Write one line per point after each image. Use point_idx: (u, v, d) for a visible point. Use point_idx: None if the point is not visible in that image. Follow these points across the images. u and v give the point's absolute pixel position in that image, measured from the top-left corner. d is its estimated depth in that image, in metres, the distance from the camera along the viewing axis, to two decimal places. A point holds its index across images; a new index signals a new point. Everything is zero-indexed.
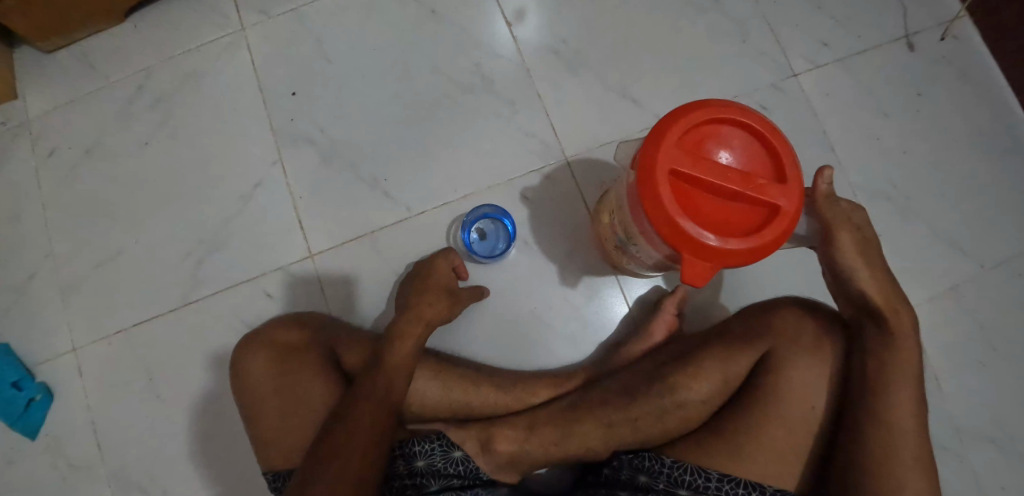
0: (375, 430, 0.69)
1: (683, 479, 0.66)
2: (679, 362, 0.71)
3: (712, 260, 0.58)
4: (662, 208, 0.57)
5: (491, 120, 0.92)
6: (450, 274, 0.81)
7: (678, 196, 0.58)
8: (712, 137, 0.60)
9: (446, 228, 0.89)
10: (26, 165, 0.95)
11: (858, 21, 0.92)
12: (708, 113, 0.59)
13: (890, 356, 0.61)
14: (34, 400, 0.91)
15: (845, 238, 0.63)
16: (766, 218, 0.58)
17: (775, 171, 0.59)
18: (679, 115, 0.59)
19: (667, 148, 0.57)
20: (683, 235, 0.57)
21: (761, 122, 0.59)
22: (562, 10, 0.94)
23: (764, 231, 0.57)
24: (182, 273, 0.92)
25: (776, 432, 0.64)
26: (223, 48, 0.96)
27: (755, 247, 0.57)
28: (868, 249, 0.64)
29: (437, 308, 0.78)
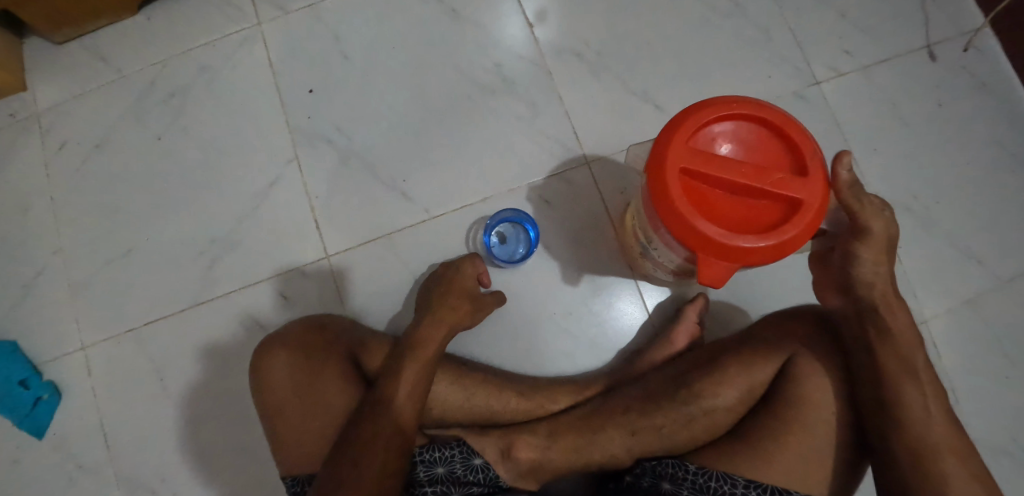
0: (398, 435, 0.69)
1: (709, 485, 0.65)
2: (703, 368, 0.71)
3: (730, 260, 0.57)
4: (675, 208, 0.56)
5: (511, 122, 0.91)
6: (474, 278, 0.81)
7: (691, 197, 0.58)
8: (722, 134, 0.59)
9: (466, 231, 0.88)
10: (35, 159, 0.93)
11: (880, 29, 0.92)
12: (720, 112, 0.59)
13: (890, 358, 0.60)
14: (41, 399, 0.89)
15: (875, 225, 0.61)
16: (787, 213, 0.57)
17: (794, 163, 0.58)
18: (685, 114, 0.59)
19: (677, 148, 0.57)
20: (698, 235, 0.56)
21: (775, 114, 0.59)
22: (584, 11, 0.93)
23: (787, 226, 0.56)
24: (194, 272, 0.91)
25: (805, 439, 0.63)
26: (239, 43, 0.94)
27: (776, 245, 0.56)
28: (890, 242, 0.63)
29: (459, 312, 0.78)
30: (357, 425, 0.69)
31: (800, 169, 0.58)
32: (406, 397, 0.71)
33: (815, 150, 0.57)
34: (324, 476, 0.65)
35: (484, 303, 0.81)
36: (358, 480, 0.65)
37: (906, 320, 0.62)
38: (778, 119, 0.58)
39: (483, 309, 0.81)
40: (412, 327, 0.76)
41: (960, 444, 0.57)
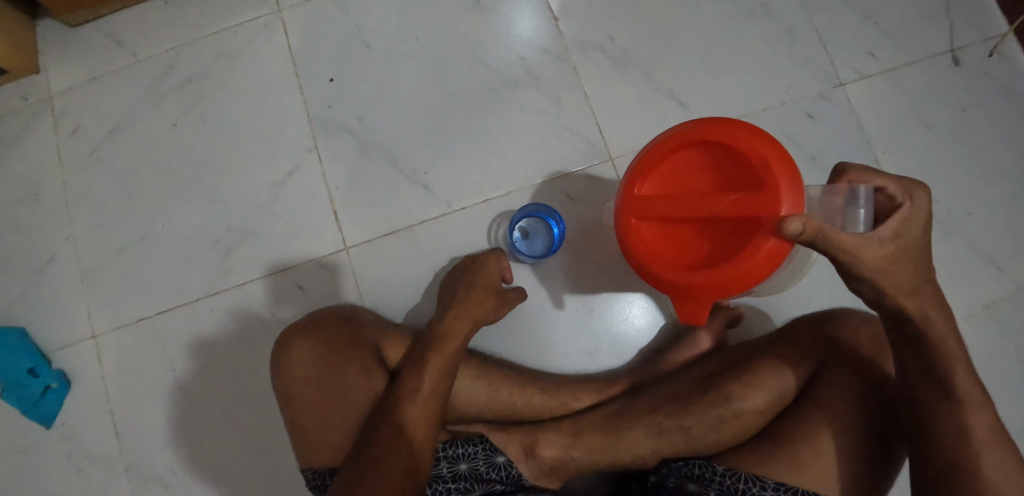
0: (425, 434, 0.68)
1: (737, 487, 0.65)
2: (733, 371, 0.71)
3: (701, 295, 0.60)
4: (635, 257, 0.62)
5: (534, 116, 0.90)
6: (498, 273, 0.80)
7: (659, 240, 0.62)
8: (680, 169, 0.62)
9: (488, 225, 0.88)
10: (47, 143, 0.91)
11: (905, 32, 0.91)
12: (666, 150, 0.62)
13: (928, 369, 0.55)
14: (50, 388, 0.87)
15: (867, 266, 0.52)
16: (752, 232, 0.57)
17: (754, 176, 0.57)
18: (636, 163, 0.63)
19: (628, 202, 0.63)
20: (658, 279, 0.61)
21: (722, 132, 0.59)
22: (610, 6, 0.92)
23: (752, 247, 0.56)
24: (209, 262, 0.89)
25: (837, 442, 0.62)
26: (259, 29, 0.92)
27: (743, 269, 0.56)
28: (902, 263, 0.53)
29: (483, 306, 0.77)
30: (380, 421, 0.69)
31: (759, 181, 0.57)
32: (429, 394, 0.70)
33: (767, 158, 0.56)
34: (347, 470, 0.65)
35: (510, 300, 0.80)
36: (379, 477, 0.64)
37: (948, 325, 0.55)
38: (725, 137, 0.59)
39: (511, 305, 0.81)
40: (436, 321, 0.75)
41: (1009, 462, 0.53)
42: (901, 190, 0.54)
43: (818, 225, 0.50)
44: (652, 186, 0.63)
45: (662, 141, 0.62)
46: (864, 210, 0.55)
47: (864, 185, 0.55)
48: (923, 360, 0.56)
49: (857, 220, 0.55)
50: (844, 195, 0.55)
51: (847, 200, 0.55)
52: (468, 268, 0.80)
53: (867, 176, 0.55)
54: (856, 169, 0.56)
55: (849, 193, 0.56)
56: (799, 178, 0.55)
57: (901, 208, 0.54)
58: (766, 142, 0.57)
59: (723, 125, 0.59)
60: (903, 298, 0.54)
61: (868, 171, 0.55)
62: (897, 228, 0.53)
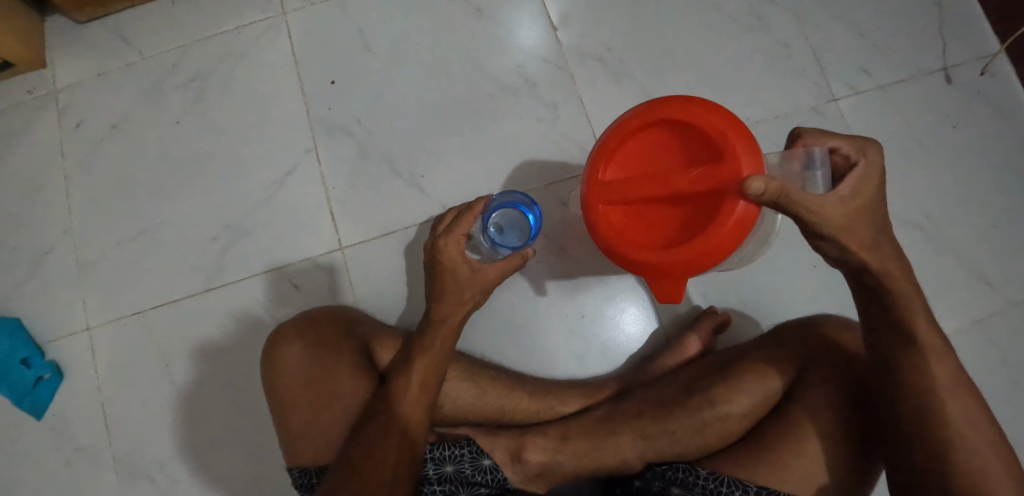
0: (410, 434, 0.68)
1: (719, 491, 0.68)
2: (718, 376, 0.74)
3: (676, 272, 0.60)
4: (605, 242, 0.62)
5: (531, 123, 0.91)
6: (463, 260, 0.69)
7: (628, 224, 0.62)
8: (642, 151, 0.62)
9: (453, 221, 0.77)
10: (51, 137, 0.93)
11: (899, 50, 0.93)
12: (625, 131, 0.62)
13: (898, 362, 0.55)
14: (42, 378, 0.88)
15: (830, 224, 0.53)
16: (718, 203, 0.57)
17: (712, 148, 0.58)
18: (599, 148, 0.63)
19: (594, 188, 0.62)
20: (631, 260, 0.61)
21: (678, 111, 0.59)
22: (608, 18, 0.94)
23: (719, 218, 0.56)
24: (205, 258, 0.90)
25: (814, 449, 0.65)
26: (263, 31, 0.94)
27: (713, 241, 0.56)
28: (865, 220, 0.54)
29: (454, 296, 0.70)
30: (367, 422, 0.69)
31: (718, 153, 0.57)
32: (418, 396, 0.69)
33: (723, 128, 0.56)
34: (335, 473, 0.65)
35: (489, 279, 0.70)
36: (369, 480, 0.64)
37: (925, 318, 0.55)
38: (682, 113, 0.59)
39: (492, 284, 0.71)
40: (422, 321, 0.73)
41: (986, 446, 0.52)
42: (853, 149, 0.56)
43: (777, 185, 0.51)
44: (615, 170, 0.63)
45: (620, 125, 0.62)
46: (821, 173, 0.56)
47: (820, 147, 0.56)
48: (889, 355, 0.56)
49: (816, 184, 0.56)
50: (801, 158, 0.57)
51: (806, 163, 0.56)
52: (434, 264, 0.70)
53: (821, 138, 0.57)
54: (811, 132, 0.58)
55: (806, 157, 0.57)
56: (754, 145, 0.56)
57: (857, 166, 0.55)
58: (720, 113, 0.57)
59: (678, 101, 0.59)
60: (864, 254, 0.54)
61: (822, 133, 0.57)
62: (856, 185, 0.54)
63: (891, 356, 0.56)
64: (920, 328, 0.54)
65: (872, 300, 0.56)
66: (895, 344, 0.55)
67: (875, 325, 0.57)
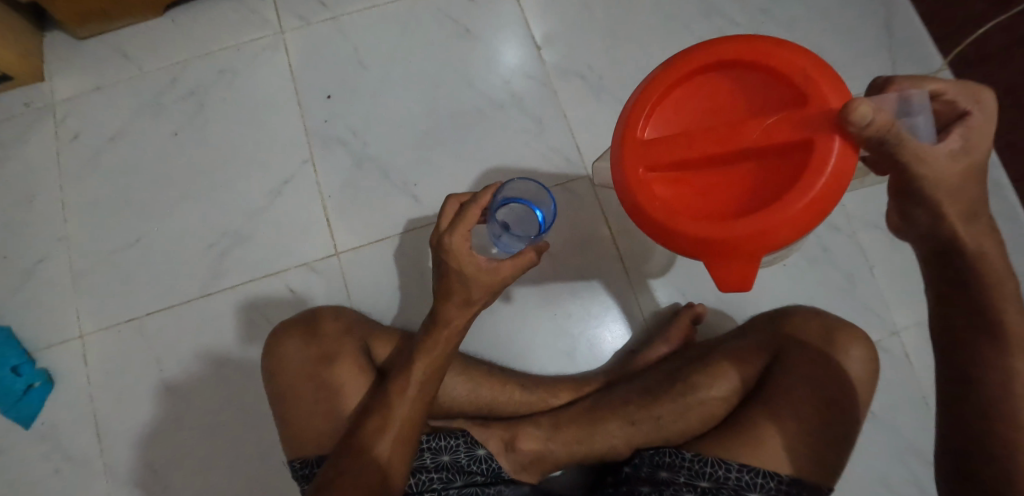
0: (405, 428, 0.68)
1: (705, 471, 0.73)
2: (696, 365, 0.82)
3: (747, 250, 0.50)
4: (654, 215, 0.52)
5: (518, 135, 0.97)
6: (470, 257, 0.62)
7: (677, 193, 0.53)
8: (696, 101, 0.54)
9: (447, 208, 0.65)
10: (48, 148, 0.94)
11: (851, 69, 1.02)
12: (667, 85, 0.54)
13: (977, 355, 0.51)
14: (33, 386, 0.88)
15: (938, 182, 0.49)
16: (797, 157, 0.49)
17: (783, 97, 0.51)
18: (643, 93, 0.55)
19: (633, 151, 0.54)
20: (690, 235, 0.51)
21: (733, 58, 0.53)
22: (588, 38, 1.01)
23: (799, 180, 0.48)
24: (203, 264, 0.92)
25: (790, 427, 0.71)
26: (262, 48, 0.98)
27: (796, 203, 0.48)
28: (970, 182, 0.50)
29: (471, 290, 0.64)
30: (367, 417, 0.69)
31: (796, 101, 0.50)
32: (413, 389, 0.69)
33: (807, 70, 0.49)
34: (337, 456, 0.66)
35: (502, 278, 0.63)
36: (366, 462, 0.66)
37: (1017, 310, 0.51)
38: (751, 53, 0.52)
39: (501, 285, 0.64)
40: (424, 323, 0.70)
41: None
42: (962, 95, 0.50)
43: (888, 119, 0.44)
44: (661, 122, 0.55)
45: (671, 65, 0.55)
46: (923, 120, 0.49)
47: (917, 91, 0.50)
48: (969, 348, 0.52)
49: (917, 132, 0.49)
50: (896, 104, 0.50)
51: (902, 110, 0.49)
52: (442, 260, 0.63)
53: (920, 81, 0.51)
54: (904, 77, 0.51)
55: (902, 101, 0.50)
56: (845, 90, 0.49)
57: (967, 116, 0.50)
58: (801, 53, 0.50)
59: (747, 41, 0.52)
60: (960, 224, 0.51)
61: (919, 78, 0.51)
62: (965, 138, 0.49)
63: (971, 348, 0.52)
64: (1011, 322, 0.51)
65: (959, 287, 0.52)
66: (977, 336, 0.52)
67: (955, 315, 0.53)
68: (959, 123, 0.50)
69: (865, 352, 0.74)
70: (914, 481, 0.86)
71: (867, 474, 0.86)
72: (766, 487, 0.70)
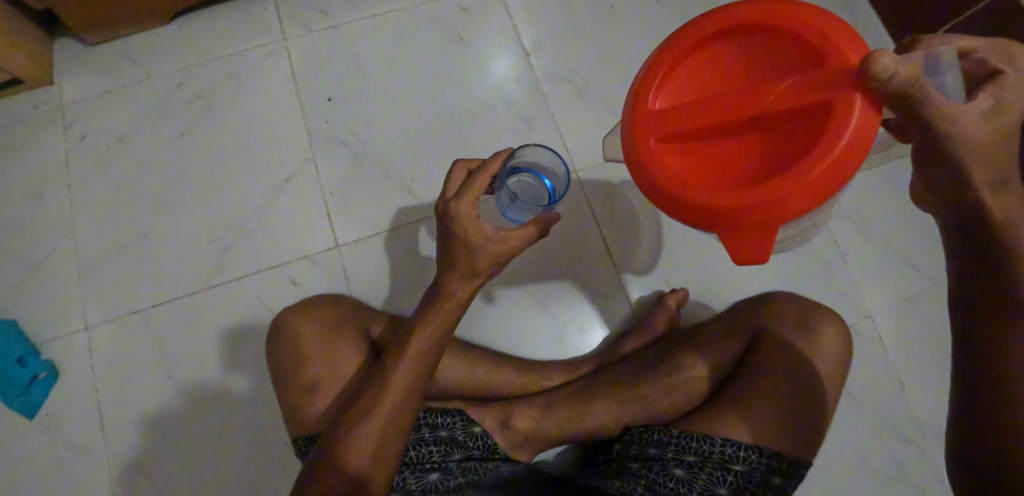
0: (407, 401, 0.67)
1: (690, 446, 0.76)
2: (682, 346, 0.87)
3: (760, 222, 0.48)
4: (663, 186, 0.51)
5: (510, 135, 1.02)
6: (477, 226, 0.63)
7: (690, 164, 0.51)
8: (710, 71, 0.53)
9: (455, 178, 0.67)
10: (57, 148, 0.98)
11: None
12: (682, 53, 0.53)
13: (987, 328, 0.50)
14: (38, 377, 0.90)
15: (963, 143, 0.45)
16: (816, 120, 0.46)
17: (800, 60, 0.49)
18: (653, 66, 0.54)
19: (644, 122, 0.52)
20: (699, 207, 0.49)
21: (750, 21, 0.51)
22: (575, 45, 1.07)
23: (818, 143, 0.46)
24: (207, 258, 0.96)
25: (770, 401, 0.76)
26: (266, 54, 1.03)
27: (813, 168, 0.45)
28: (1000, 145, 0.46)
29: (475, 259, 0.64)
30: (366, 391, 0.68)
31: (815, 61, 0.47)
32: (411, 363, 0.67)
33: (823, 27, 0.47)
34: (329, 438, 0.66)
35: (511, 247, 0.64)
36: (354, 441, 0.64)
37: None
38: (765, 16, 0.50)
39: (509, 255, 0.66)
40: (426, 298, 0.69)
41: None
42: (995, 53, 0.47)
43: (912, 71, 0.41)
44: (675, 90, 0.53)
45: (679, 37, 0.53)
46: (948, 78, 0.46)
47: (945, 50, 0.46)
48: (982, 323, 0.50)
49: (944, 91, 0.46)
50: (922, 62, 0.46)
51: (928, 69, 0.46)
52: (450, 229, 0.64)
53: (947, 40, 0.49)
54: (934, 36, 0.49)
55: (927, 60, 0.46)
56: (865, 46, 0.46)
57: (999, 74, 0.47)
58: (816, 11, 0.48)
59: (759, 4, 0.51)
60: (986, 193, 0.48)
61: (947, 37, 0.49)
62: (997, 98, 0.46)
63: (988, 323, 0.50)
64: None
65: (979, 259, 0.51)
66: (990, 311, 0.50)
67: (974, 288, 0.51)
68: (990, 82, 0.47)
69: (838, 332, 0.79)
70: (889, 457, 0.90)
71: (846, 451, 0.90)
72: (748, 460, 0.74)
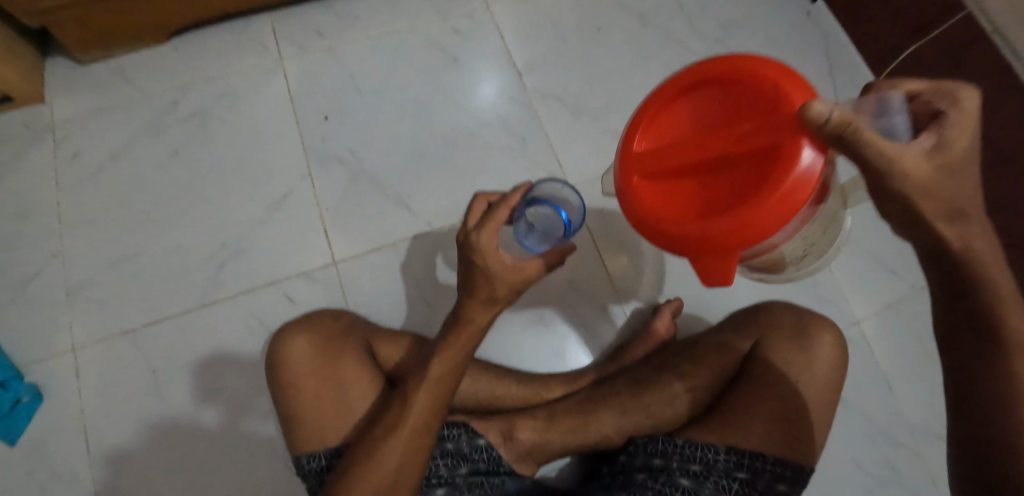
0: (430, 416, 0.67)
1: (695, 455, 0.77)
2: (682, 357, 0.88)
3: (728, 251, 0.50)
4: (641, 220, 0.53)
5: (505, 152, 1.04)
6: (499, 257, 0.63)
7: (667, 199, 0.53)
8: (681, 118, 0.55)
9: (474, 208, 0.66)
10: (46, 166, 0.96)
11: None
12: (663, 97, 0.55)
13: (979, 373, 0.49)
14: (20, 401, 0.86)
15: (908, 181, 0.43)
16: (772, 159, 0.48)
17: (762, 101, 0.50)
18: (636, 113, 0.57)
19: (628, 162, 0.55)
20: (673, 238, 0.52)
21: (723, 67, 0.53)
22: (566, 65, 1.11)
23: (771, 184, 0.48)
24: (201, 276, 0.94)
25: (771, 408, 0.77)
26: (262, 74, 1.04)
27: (769, 204, 0.48)
28: (948, 183, 0.44)
29: (496, 288, 0.65)
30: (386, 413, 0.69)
31: (770, 108, 0.49)
32: (436, 382, 0.68)
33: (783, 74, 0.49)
34: (348, 464, 0.66)
35: (529, 275, 0.65)
36: (377, 459, 0.65)
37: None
38: (727, 68, 0.52)
39: (524, 284, 0.66)
40: (445, 325, 0.70)
41: None
42: (938, 92, 0.45)
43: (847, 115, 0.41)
44: (658, 131, 0.55)
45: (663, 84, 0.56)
46: (897, 121, 0.46)
47: (896, 92, 0.46)
48: (972, 365, 0.49)
49: (892, 133, 0.46)
50: (872, 106, 0.47)
51: (879, 111, 0.46)
52: (469, 259, 0.64)
53: (893, 83, 0.47)
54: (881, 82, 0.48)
55: (879, 104, 0.47)
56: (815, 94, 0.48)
57: (944, 115, 0.44)
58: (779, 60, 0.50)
59: (723, 58, 0.53)
60: (947, 229, 0.45)
61: (897, 79, 0.47)
62: (940, 136, 0.44)
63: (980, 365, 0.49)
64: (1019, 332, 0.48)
65: (960, 300, 0.48)
66: (979, 353, 0.49)
67: (959, 331, 0.50)
68: (934, 123, 0.44)
69: (834, 337, 0.80)
70: (883, 460, 0.92)
71: (840, 456, 0.92)
72: (752, 467, 0.75)
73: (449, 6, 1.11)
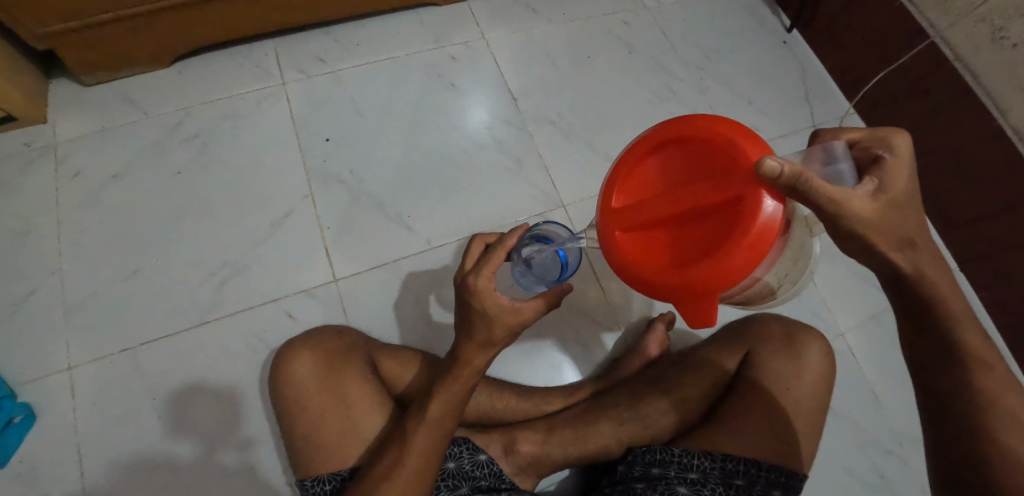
0: (436, 430, 0.70)
1: (693, 463, 0.79)
2: (676, 368, 0.91)
3: (706, 297, 0.53)
4: (623, 272, 0.56)
5: (502, 172, 1.08)
6: (496, 299, 0.65)
7: (646, 251, 0.56)
8: (649, 173, 0.57)
9: (471, 249, 0.71)
10: (46, 186, 0.97)
11: (780, 116, 1.20)
12: (631, 155, 0.57)
13: (948, 384, 0.55)
14: (13, 421, 0.85)
15: (859, 217, 0.50)
16: (738, 212, 0.51)
17: (725, 157, 0.53)
18: (608, 171, 0.59)
19: (605, 218, 0.57)
20: (655, 288, 0.55)
21: (684, 126, 0.55)
22: (559, 90, 1.15)
23: (740, 234, 0.51)
24: (202, 293, 0.95)
25: (765, 414, 0.80)
26: (265, 97, 1.07)
27: (739, 255, 0.51)
28: (895, 215, 0.51)
29: (492, 333, 0.67)
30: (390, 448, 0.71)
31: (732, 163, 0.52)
32: (448, 394, 0.70)
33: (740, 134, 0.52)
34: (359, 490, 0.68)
35: (525, 317, 0.67)
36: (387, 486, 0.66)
37: (978, 334, 0.55)
38: (688, 128, 0.55)
39: (521, 326, 0.68)
40: (444, 366, 0.71)
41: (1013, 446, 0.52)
42: (877, 142, 0.52)
43: (796, 168, 0.47)
44: (630, 187, 0.58)
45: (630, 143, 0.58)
46: (844, 167, 0.51)
47: (839, 142, 0.52)
48: (942, 381, 0.56)
49: (839, 179, 0.51)
50: (819, 155, 0.52)
51: (827, 159, 0.52)
52: (466, 301, 0.66)
53: (838, 132, 0.54)
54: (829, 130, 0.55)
55: (825, 153, 0.52)
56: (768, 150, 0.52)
57: (881, 159, 0.52)
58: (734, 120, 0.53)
59: (684, 119, 0.56)
60: (894, 255, 0.53)
61: (837, 129, 0.54)
62: (881, 180, 0.51)
63: (947, 380, 0.56)
64: (977, 348, 0.54)
65: (918, 322, 0.56)
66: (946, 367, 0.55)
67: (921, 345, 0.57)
68: (876, 167, 0.52)
69: (822, 346, 0.84)
70: (873, 467, 0.95)
71: (832, 464, 0.94)
72: (749, 473, 0.76)
73: (446, 35, 1.16)
